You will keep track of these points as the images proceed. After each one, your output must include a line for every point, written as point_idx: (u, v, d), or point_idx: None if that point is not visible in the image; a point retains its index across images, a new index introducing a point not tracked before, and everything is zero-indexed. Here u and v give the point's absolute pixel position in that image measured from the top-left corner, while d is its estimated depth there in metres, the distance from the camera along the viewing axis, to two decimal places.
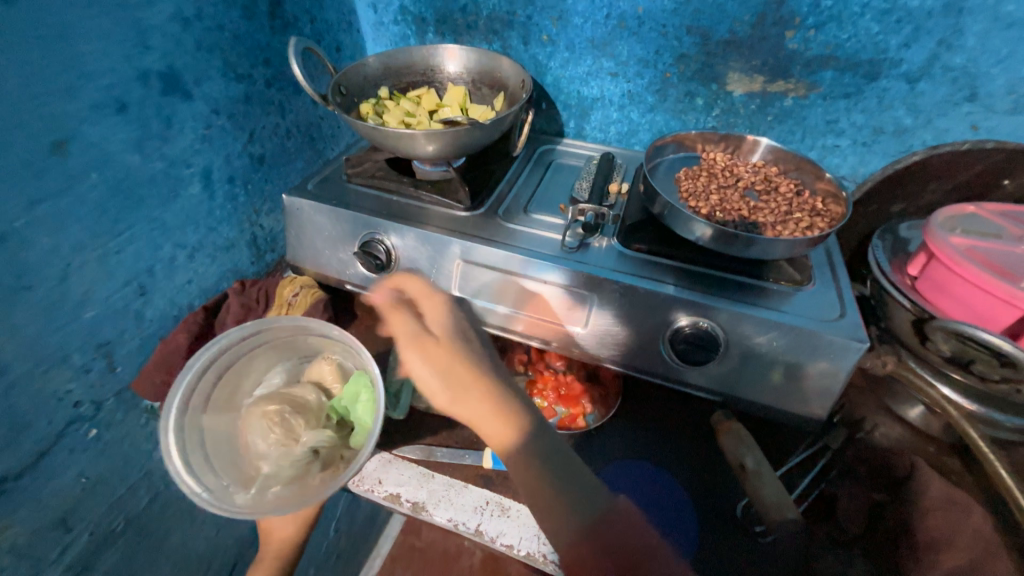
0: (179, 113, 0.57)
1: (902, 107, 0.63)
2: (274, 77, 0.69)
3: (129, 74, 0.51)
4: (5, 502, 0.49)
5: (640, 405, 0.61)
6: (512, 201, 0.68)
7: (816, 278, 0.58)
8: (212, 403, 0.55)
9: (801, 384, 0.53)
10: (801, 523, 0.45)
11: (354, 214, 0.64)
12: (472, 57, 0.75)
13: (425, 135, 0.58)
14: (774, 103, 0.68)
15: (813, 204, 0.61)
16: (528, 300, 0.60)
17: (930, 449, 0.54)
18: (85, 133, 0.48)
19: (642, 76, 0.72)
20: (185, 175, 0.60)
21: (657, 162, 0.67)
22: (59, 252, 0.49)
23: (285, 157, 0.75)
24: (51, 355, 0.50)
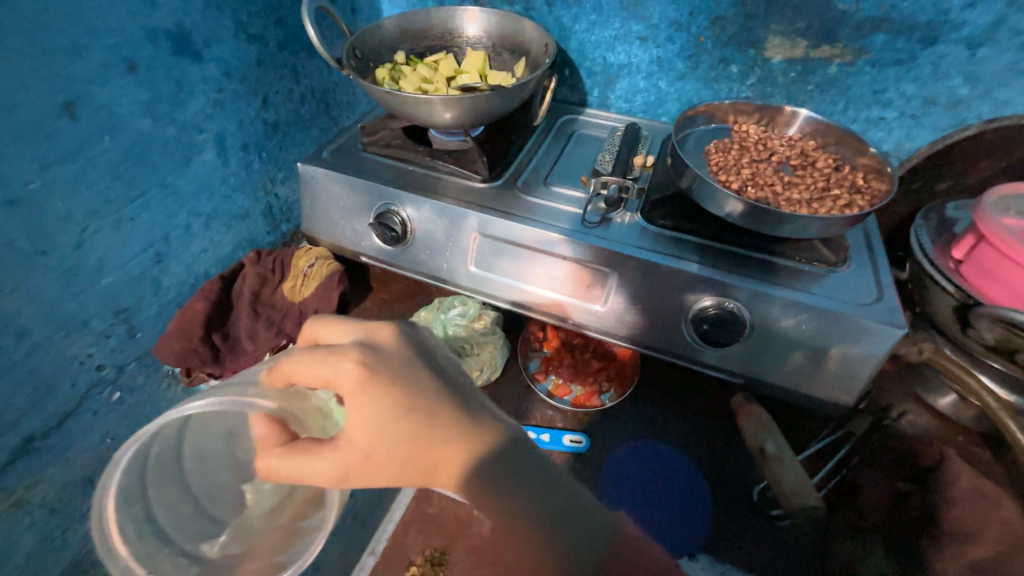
0: (190, 75, 0.56)
1: (958, 75, 0.58)
2: (288, 39, 0.67)
3: (138, 32, 0.49)
4: (34, 460, 0.51)
5: (657, 383, 0.60)
6: (531, 174, 0.66)
7: (852, 260, 0.55)
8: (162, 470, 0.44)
9: (829, 369, 0.51)
10: (821, 512, 0.44)
11: (369, 184, 0.62)
12: (493, 19, 0.71)
13: (443, 101, 0.56)
14: (816, 70, 0.63)
15: (852, 180, 0.57)
16: (544, 277, 0.58)
17: (959, 439, 0.52)
18: (95, 94, 0.47)
19: (673, 41, 0.68)
20: (198, 141, 0.59)
21: (687, 133, 0.64)
22: (74, 217, 0.48)
23: (299, 125, 0.73)
24: (71, 319, 0.51)
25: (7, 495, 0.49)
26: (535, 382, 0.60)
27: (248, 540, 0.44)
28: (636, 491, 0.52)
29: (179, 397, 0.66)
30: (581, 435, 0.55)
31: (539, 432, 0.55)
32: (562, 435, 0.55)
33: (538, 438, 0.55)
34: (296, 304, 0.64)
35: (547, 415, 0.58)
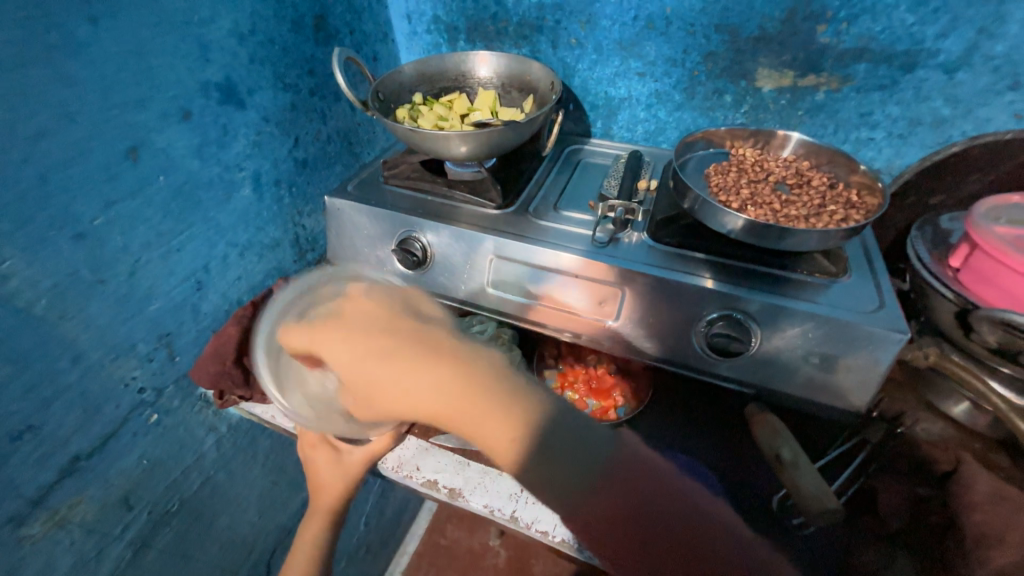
0: (234, 120, 0.62)
1: (940, 97, 0.62)
2: (318, 86, 0.73)
3: (192, 85, 0.55)
4: (78, 479, 0.53)
5: (671, 393, 0.62)
6: (542, 199, 0.70)
7: (853, 270, 0.57)
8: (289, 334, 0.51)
9: (839, 376, 0.53)
10: (841, 515, 0.45)
11: (392, 213, 0.67)
12: (502, 62, 0.77)
13: (460, 136, 0.61)
14: (805, 97, 0.68)
15: (848, 196, 0.60)
16: (558, 294, 0.61)
17: (976, 446, 0.53)
18: (153, 140, 0.53)
19: (670, 75, 0.73)
20: (237, 178, 0.64)
21: (687, 158, 0.68)
22: (129, 249, 0.53)
23: (325, 161, 0.79)
24: (120, 343, 0.54)
25: (52, 514, 0.52)
26: None
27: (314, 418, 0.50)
28: None
29: (210, 420, 0.68)
30: None
31: None
32: None
33: None
34: None
35: None
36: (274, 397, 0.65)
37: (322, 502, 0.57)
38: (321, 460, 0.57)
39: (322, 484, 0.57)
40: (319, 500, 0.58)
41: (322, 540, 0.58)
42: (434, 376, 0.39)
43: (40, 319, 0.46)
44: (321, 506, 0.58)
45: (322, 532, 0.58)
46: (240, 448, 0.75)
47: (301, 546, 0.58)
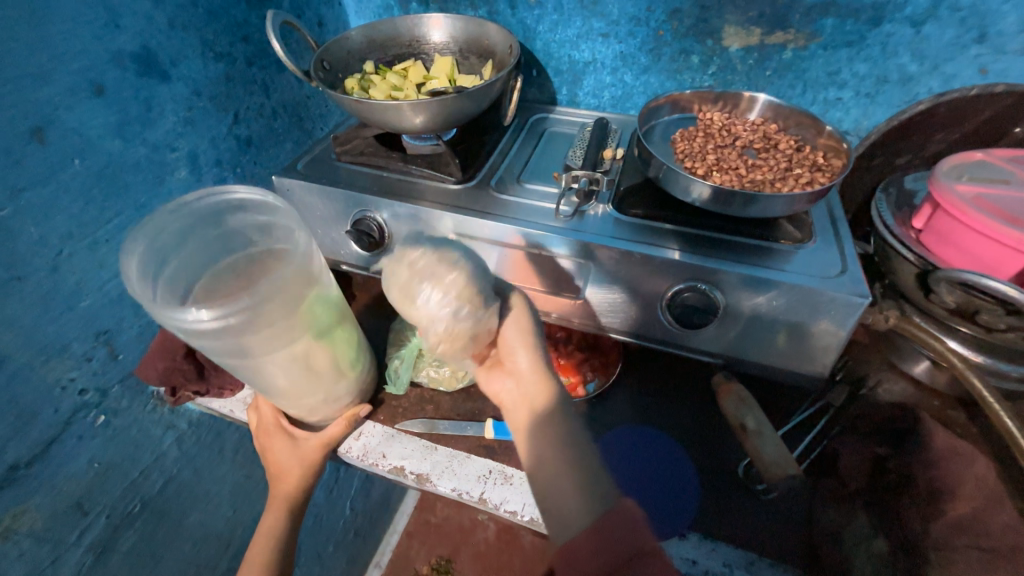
0: (158, 95, 0.56)
1: (906, 53, 0.60)
2: (255, 55, 0.67)
3: (102, 55, 0.50)
4: (20, 488, 0.50)
5: (643, 368, 0.61)
6: (506, 172, 0.67)
7: (818, 236, 0.56)
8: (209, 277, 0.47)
9: (803, 342, 0.52)
10: (801, 480, 0.45)
11: (345, 192, 0.62)
12: (457, 24, 0.72)
13: (411, 106, 0.57)
14: (773, 56, 0.65)
15: (814, 159, 0.59)
16: (524, 270, 0.60)
17: (935, 404, 0.53)
18: (62, 118, 0.47)
19: (634, 36, 0.70)
20: (170, 159, 0.59)
21: (653, 124, 0.65)
22: (48, 241, 0.48)
23: (272, 138, 0.73)
24: (50, 343, 0.50)
25: None
26: None
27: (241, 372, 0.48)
28: (632, 463, 0.54)
29: (166, 417, 0.65)
30: None
31: None
32: None
33: None
34: None
35: None
36: (232, 392, 0.63)
37: (284, 491, 0.55)
38: (278, 447, 0.55)
39: (281, 472, 0.55)
40: (279, 488, 0.55)
41: (279, 533, 0.55)
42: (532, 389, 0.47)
43: None
44: (281, 497, 0.56)
45: (280, 523, 0.55)
46: (204, 444, 0.72)
47: (258, 538, 0.55)
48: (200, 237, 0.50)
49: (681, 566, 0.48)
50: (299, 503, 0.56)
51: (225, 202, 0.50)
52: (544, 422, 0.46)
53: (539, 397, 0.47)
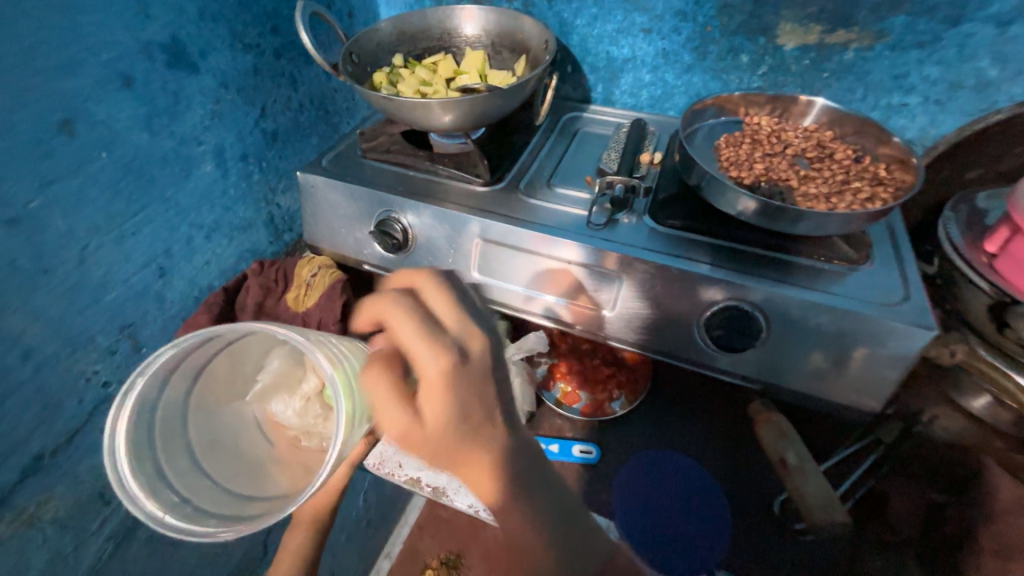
0: (187, 87, 0.55)
1: (987, 56, 0.54)
2: (284, 47, 0.66)
3: (131, 46, 0.49)
4: (45, 477, 0.51)
5: (677, 389, 0.58)
6: (535, 175, 0.64)
7: (875, 256, 0.52)
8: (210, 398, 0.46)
9: (853, 373, 0.48)
10: (848, 526, 0.41)
11: (369, 192, 0.61)
12: (491, 17, 0.69)
13: (440, 104, 0.54)
14: (832, 57, 0.60)
15: (874, 172, 0.54)
16: (552, 281, 0.56)
17: (998, 445, 0.47)
18: (91, 111, 0.47)
19: (679, 32, 0.65)
20: (197, 153, 0.58)
21: (695, 128, 0.61)
22: (75, 235, 0.48)
23: (299, 132, 0.72)
24: (75, 336, 0.50)
25: (18, 513, 0.49)
26: (543, 391, 0.59)
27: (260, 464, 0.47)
28: (648, 491, 0.50)
29: None
30: (591, 445, 0.53)
31: (548, 442, 0.54)
32: (571, 445, 0.53)
33: (547, 448, 0.53)
34: (298, 314, 0.64)
35: (555, 424, 0.56)
36: None
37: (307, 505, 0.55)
38: None
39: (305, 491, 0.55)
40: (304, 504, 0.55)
41: (304, 552, 0.54)
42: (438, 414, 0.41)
43: None
44: (305, 512, 0.55)
45: (308, 542, 0.55)
46: None
47: (284, 557, 0.54)
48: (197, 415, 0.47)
49: None
50: (322, 518, 0.56)
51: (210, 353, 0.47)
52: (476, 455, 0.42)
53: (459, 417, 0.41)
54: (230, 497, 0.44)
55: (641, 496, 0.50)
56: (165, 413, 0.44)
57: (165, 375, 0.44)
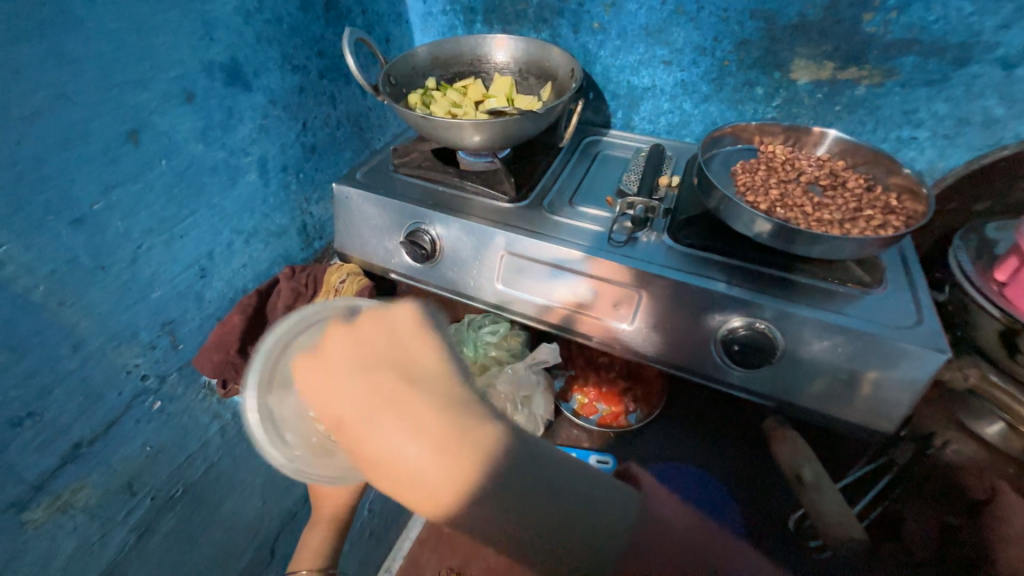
0: (239, 103, 0.59)
1: (993, 96, 0.57)
2: (327, 68, 0.71)
3: (195, 65, 0.53)
4: (81, 465, 0.53)
5: (695, 405, 0.59)
6: (558, 193, 0.67)
7: (888, 281, 0.54)
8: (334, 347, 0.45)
9: (866, 394, 0.49)
10: (866, 543, 0.42)
11: (401, 204, 0.64)
12: (520, 47, 0.73)
13: (473, 125, 0.58)
14: (844, 92, 0.63)
15: (886, 200, 0.56)
16: (573, 293, 0.58)
17: (1009, 470, 0.47)
18: (155, 122, 0.51)
19: (698, 64, 0.69)
20: (243, 163, 0.62)
21: (712, 154, 0.64)
22: (130, 235, 0.51)
23: (334, 147, 0.76)
24: (121, 330, 0.53)
25: (54, 499, 0.51)
26: (561, 401, 0.62)
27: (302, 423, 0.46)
28: None
29: (214, 407, 0.68)
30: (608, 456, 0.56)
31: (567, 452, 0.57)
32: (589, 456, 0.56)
33: None
34: None
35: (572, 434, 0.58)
36: None
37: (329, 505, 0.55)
38: None
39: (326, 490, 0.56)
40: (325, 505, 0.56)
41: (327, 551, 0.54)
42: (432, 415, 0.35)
43: (39, 304, 0.45)
44: (324, 511, 0.55)
45: (328, 542, 0.54)
46: (245, 436, 0.74)
47: (304, 554, 0.54)
48: None
49: None
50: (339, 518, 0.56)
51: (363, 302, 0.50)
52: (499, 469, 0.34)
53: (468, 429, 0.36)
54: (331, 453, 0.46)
55: None
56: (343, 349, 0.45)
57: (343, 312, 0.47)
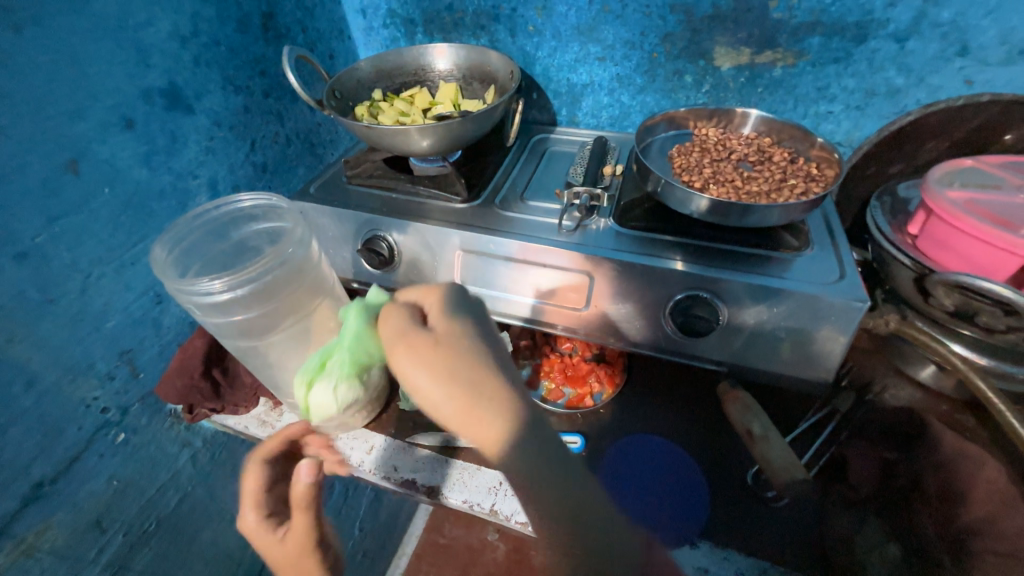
0: (183, 127, 0.60)
1: (893, 67, 0.63)
2: (271, 87, 0.71)
3: (133, 92, 0.53)
4: (45, 505, 0.52)
5: (653, 379, 0.63)
6: (509, 190, 0.70)
7: (815, 244, 0.58)
8: (258, 293, 0.44)
9: (803, 348, 0.53)
10: (809, 484, 0.45)
11: (355, 213, 0.65)
12: (461, 53, 0.76)
13: (418, 130, 0.60)
14: (763, 74, 0.68)
15: (808, 170, 0.61)
16: (529, 283, 0.61)
17: (942, 408, 0.52)
18: (95, 151, 0.51)
19: (629, 58, 0.73)
20: (193, 186, 0.62)
21: (650, 141, 0.68)
22: (78, 266, 0.51)
23: (286, 164, 0.77)
24: (77, 363, 0.53)
25: (18, 543, 0.50)
26: (529, 388, 0.63)
27: (272, 360, 0.52)
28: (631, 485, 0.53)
29: (182, 435, 0.67)
30: (575, 435, 0.56)
31: None
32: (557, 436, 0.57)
33: None
34: None
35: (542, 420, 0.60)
36: (246, 408, 0.64)
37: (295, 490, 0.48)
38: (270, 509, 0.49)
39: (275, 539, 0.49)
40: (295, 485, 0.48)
41: None
42: (435, 362, 0.37)
43: None
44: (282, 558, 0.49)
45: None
46: (219, 462, 0.73)
47: None
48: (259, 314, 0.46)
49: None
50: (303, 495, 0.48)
51: (280, 262, 0.45)
52: (485, 417, 0.36)
53: (477, 380, 0.36)
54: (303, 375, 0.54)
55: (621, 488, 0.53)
56: (260, 312, 0.46)
57: (252, 276, 0.43)
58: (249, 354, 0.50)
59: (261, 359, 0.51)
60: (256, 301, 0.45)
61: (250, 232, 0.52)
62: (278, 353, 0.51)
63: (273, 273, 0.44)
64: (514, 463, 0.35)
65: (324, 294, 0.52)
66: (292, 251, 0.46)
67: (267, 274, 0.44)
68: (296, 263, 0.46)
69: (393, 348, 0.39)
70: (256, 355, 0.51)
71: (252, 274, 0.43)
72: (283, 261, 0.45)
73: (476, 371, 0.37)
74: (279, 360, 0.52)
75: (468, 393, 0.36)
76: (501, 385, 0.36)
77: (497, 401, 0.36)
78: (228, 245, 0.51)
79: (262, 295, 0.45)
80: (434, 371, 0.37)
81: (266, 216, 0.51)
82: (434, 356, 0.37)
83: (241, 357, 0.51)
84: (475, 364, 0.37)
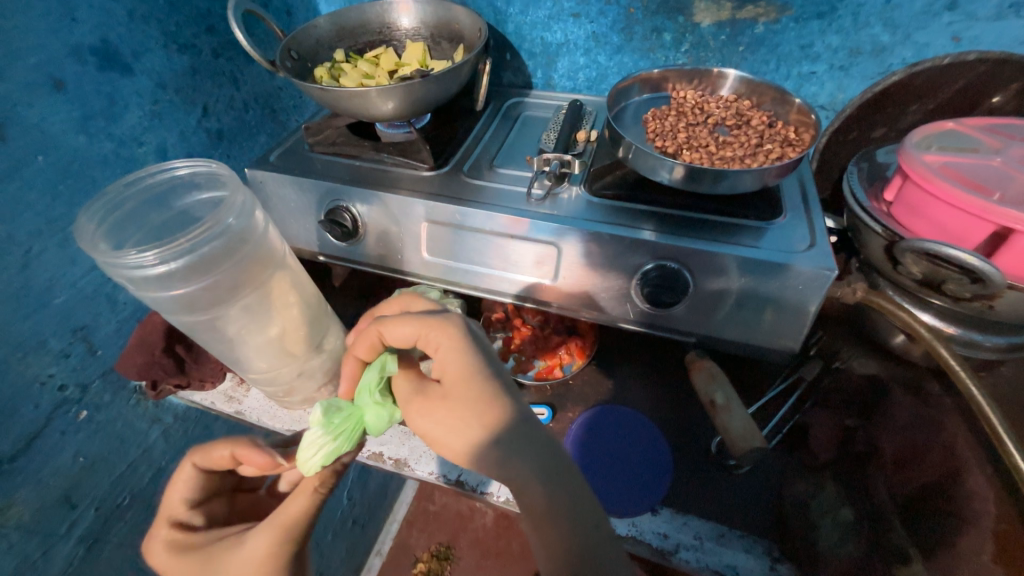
0: (122, 88, 0.56)
1: (878, 23, 0.60)
2: (222, 46, 0.67)
3: (61, 50, 0.49)
4: (6, 482, 0.51)
5: (623, 354, 0.63)
6: (479, 157, 0.67)
7: (789, 211, 0.56)
8: (197, 266, 0.42)
9: (771, 319, 0.53)
10: (766, 451, 0.46)
11: (316, 182, 0.62)
12: (426, 9, 0.71)
13: (378, 92, 0.56)
14: (744, 31, 0.65)
15: (785, 134, 0.58)
16: (501, 259, 0.59)
17: (906, 374, 0.53)
18: (22, 114, 0.47)
19: (605, 15, 0.69)
20: (139, 154, 0.59)
21: (623, 106, 0.65)
22: (15, 238, 0.48)
23: (245, 131, 0.73)
24: (24, 340, 0.51)
25: None
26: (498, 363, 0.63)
27: (225, 337, 0.50)
28: (599, 458, 0.55)
29: (151, 412, 0.66)
30: (543, 407, 0.58)
31: None
32: None
33: None
34: None
35: None
36: (212, 382, 0.63)
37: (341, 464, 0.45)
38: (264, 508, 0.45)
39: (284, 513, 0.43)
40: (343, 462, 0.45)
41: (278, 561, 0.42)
42: (448, 412, 0.40)
43: None
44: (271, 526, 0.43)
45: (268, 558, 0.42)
46: (193, 437, 0.73)
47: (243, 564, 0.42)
48: (202, 289, 0.44)
49: (652, 541, 0.48)
50: (332, 479, 0.44)
51: (218, 233, 0.43)
52: (501, 450, 0.38)
53: (495, 418, 0.38)
54: (261, 353, 0.52)
55: (595, 459, 0.54)
56: (204, 286, 0.44)
57: (190, 249, 0.41)
58: (201, 330, 0.49)
59: (214, 337, 0.50)
60: (196, 274, 0.43)
61: (192, 203, 0.49)
62: (231, 331, 0.49)
63: (210, 246, 0.42)
64: (535, 492, 0.36)
65: (277, 267, 0.50)
66: (228, 220, 0.44)
67: (206, 247, 0.42)
68: (236, 235, 0.44)
69: (412, 405, 0.42)
70: (209, 333, 0.49)
71: (185, 244, 0.41)
72: (222, 232, 0.43)
73: (486, 413, 0.39)
74: (233, 337, 0.50)
75: (488, 436, 0.38)
76: (516, 419, 0.39)
77: (514, 439, 0.38)
78: (170, 216, 0.49)
79: (202, 268, 0.43)
80: (450, 421, 0.40)
81: (208, 185, 0.49)
82: (446, 410, 0.40)
83: (192, 333, 0.49)
84: (485, 405, 0.39)
